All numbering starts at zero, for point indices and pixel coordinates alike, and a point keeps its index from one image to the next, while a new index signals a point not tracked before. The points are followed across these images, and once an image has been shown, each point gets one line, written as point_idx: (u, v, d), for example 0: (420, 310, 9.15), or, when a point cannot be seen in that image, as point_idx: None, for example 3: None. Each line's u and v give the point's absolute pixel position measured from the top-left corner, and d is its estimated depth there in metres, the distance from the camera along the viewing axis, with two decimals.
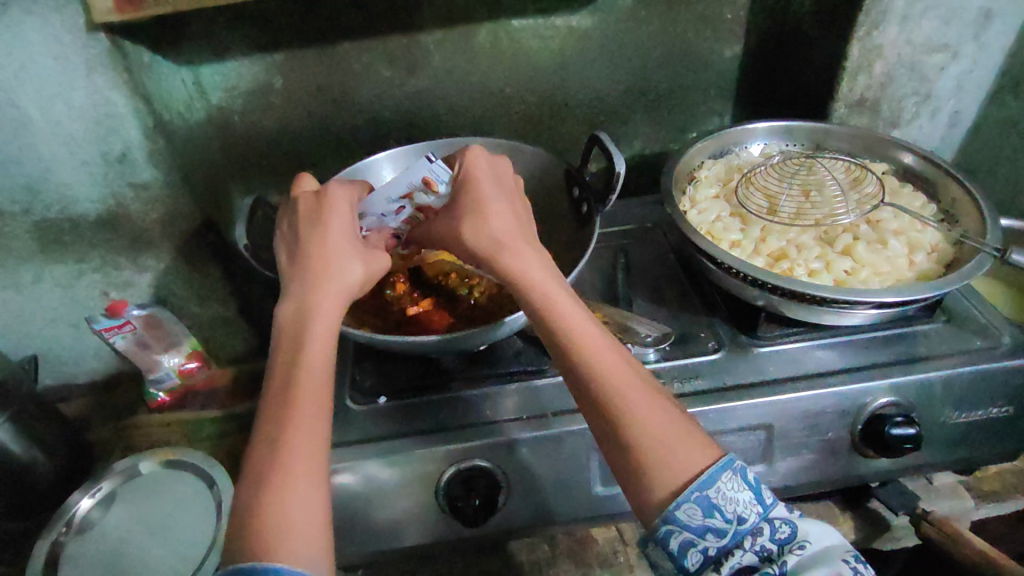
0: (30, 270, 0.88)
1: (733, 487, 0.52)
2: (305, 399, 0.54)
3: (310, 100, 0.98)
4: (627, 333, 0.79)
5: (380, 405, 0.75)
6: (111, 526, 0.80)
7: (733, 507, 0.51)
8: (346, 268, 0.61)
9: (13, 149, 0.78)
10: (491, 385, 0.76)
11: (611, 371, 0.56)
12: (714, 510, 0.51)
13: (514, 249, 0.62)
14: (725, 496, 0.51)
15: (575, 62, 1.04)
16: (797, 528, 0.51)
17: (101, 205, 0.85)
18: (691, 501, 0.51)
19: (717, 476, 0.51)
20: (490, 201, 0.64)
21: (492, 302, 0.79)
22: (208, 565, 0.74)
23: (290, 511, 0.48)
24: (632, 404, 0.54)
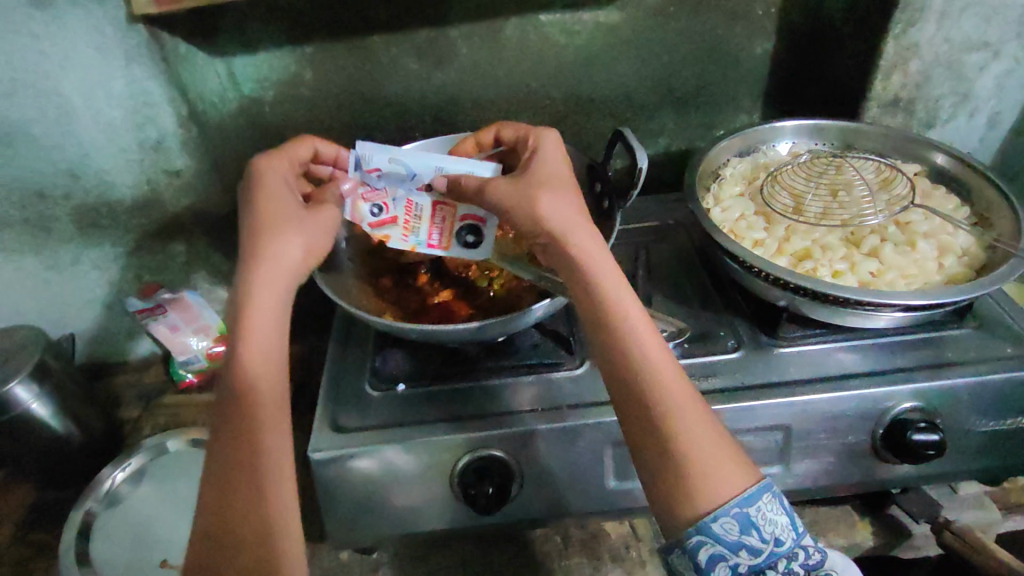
0: (69, 252, 0.92)
1: (772, 511, 0.55)
2: (252, 395, 0.58)
3: (339, 92, 1.00)
4: None
5: (398, 392, 0.76)
6: (139, 501, 0.83)
7: (771, 529, 0.54)
8: (285, 249, 0.61)
9: (56, 135, 0.81)
10: (508, 376, 0.77)
11: (665, 380, 0.58)
12: (751, 528, 0.54)
13: (588, 243, 0.63)
14: (764, 516, 0.54)
15: (603, 58, 1.04)
16: (825, 557, 0.55)
17: (136, 190, 0.88)
18: (730, 515, 0.54)
19: (757, 495, 0.55)
20: (567, 195, 0.65)
21: (511, 294, 0.80)
22: None
23: (252, 514, 0.54)
24: (683, 415, 0.57)
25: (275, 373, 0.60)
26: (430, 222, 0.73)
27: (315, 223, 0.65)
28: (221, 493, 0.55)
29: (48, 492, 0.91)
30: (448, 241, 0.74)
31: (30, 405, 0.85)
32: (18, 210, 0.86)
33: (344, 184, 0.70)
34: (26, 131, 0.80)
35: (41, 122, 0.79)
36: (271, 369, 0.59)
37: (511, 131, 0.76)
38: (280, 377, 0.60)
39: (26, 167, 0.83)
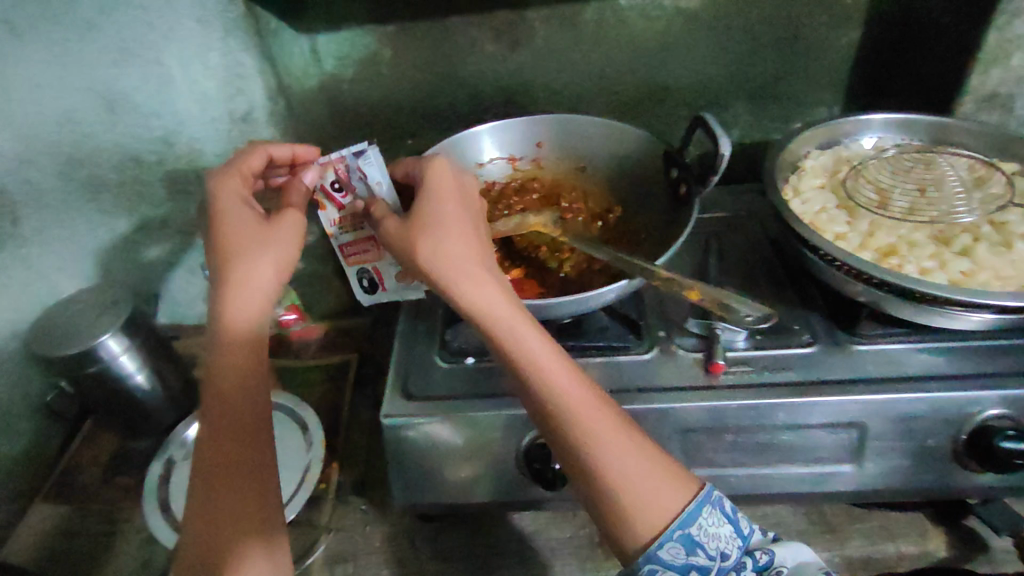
0: (159, 215, 0.97)
1: (714, 524, 0.56)
2: (219, 417, 0.61)
3: (416, 73, 1.01)
4: (727, 313, 0.72)
5: (466, 366, 0.78)
6: None
7: (715, 544, 0.56)
8: (253, 274, 0.63)
9: (155, 102, 0.85)
10: (575, 357, 0.77)
11: (581, 412, 0.58)
12: (696, 548, 0.55)
13: (478, 281, 0.62)
14: (706, 532, 0.56)
15: (679, 44, 1.02)
16: (774, 555, 0.57)
17: (223, 160, 0.91)
18: (674, 539, 0.55)
19: (697, 514, 0.56)
20: (454, 230, 0.64)
21: (582, 276, 0.81)
22: (300, 496, 0.83)
23: (226, 526, 0.58)
24: (609, 445, 0.57)
25: (241, 392, 0.62)
26: (355, 240, 0.79)
27: (282, 240, 0.65)
28: (197, 512, 0.58)
29: (131, 441, 0.98)
30: (351, 264, 0.81)
31: (118, 358, 0.90)
32: (116, 173, 0.91)
33: (309, 172, 0.73)
34: (128, 98, 0.84)
35: (142, 90, 0.84)
36: (240, 389, 0.62)
37: (400, 169, 0.75)
38: (247, 393, 0.62)
39: (125, 132, 0.87)
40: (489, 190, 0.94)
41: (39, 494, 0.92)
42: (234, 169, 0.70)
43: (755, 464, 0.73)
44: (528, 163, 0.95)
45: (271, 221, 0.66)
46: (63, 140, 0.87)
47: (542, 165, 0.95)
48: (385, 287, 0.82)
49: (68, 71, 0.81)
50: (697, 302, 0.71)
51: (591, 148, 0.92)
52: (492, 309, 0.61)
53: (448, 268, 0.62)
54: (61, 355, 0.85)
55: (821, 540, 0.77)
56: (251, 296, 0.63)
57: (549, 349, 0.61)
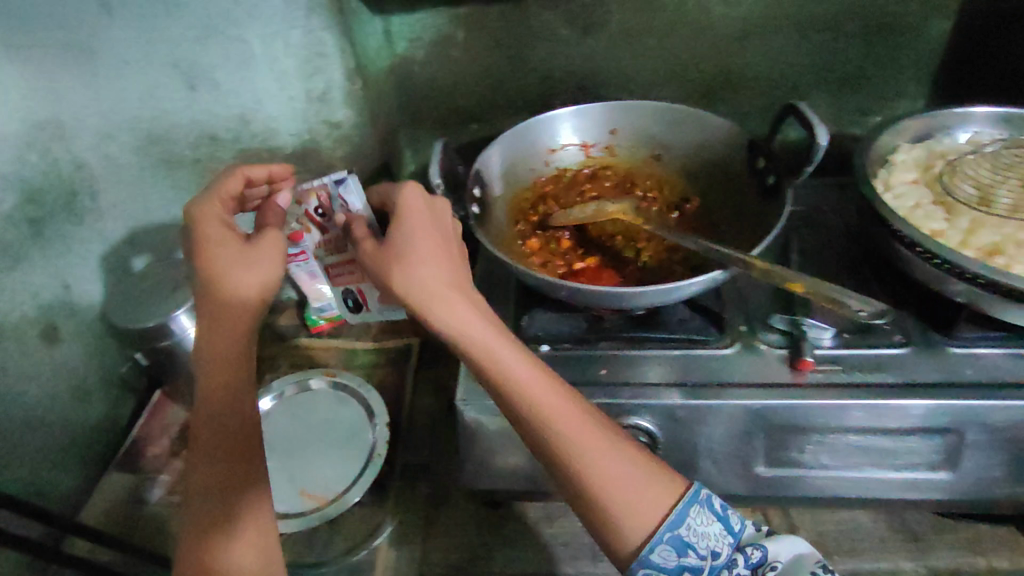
0: None
1: (703, 523, 0.55)
2: (209, 434, 0.62)
3: (487, 56, 1.00)
4: (837, 304, 0.65)
5: (541, 353, 0.76)
6: (285, 432, 0.91)
7: (705, 543, 0.55)
8: (236, 302, 0.63)
9: (234, 80, 0.85)
10: (653, 347, 0.75)
11: (561, 426, 0.57)
12: (687, 548, 0.54)
13: (452, 307, 0.61)
14: (696, 532, 0.54)
15: (760, 31, 0.98)
16: (767, 551, 0.55)
17: (297, 139, 0.91)
18: (665, 542, 0.54)
19: (685, 514, 0.55)
20: (426, 257, 0.63)
21: (661, 266, 0.79)
22: (365, 478, 0.84)
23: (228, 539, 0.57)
24: (590, 455, 0.56)
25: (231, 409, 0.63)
26: (340, 263, 0.94)
27: (262, 264, 0.65)
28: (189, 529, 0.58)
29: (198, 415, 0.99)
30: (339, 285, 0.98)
31: (187, 332, 0.92)
32: (192, 149, 0.92)
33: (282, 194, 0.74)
34: (209, 75, 0.84)
35: (223, 67, 0.83)
36: (227, 407, 0.63)
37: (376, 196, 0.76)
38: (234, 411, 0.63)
39: (204, 110, 0.88)
40: (560, 176, 0.92)
41: (112, 461, 0.93)
42: (213, 195, 0.69)
43: (838, 467, 0.70)
44: (601, 149, 0.92)
45: (253, 243, 0.67)
46: (143, 117, 0.88)
47: (615, 152, 0.92)
48: (367, 306, 1.00)
49: (153, 47, 0.82)
50: (801, 294, 0.65)
51: (668, 135, 0.89)
52: (466, 333, 0.60)
53: (421, 291, 0.61)
54: (138, 328, 0.87)
55: (906, 549, 0.74)
56: (235, 321, 0.64)
57: (526, 365, 0.59)
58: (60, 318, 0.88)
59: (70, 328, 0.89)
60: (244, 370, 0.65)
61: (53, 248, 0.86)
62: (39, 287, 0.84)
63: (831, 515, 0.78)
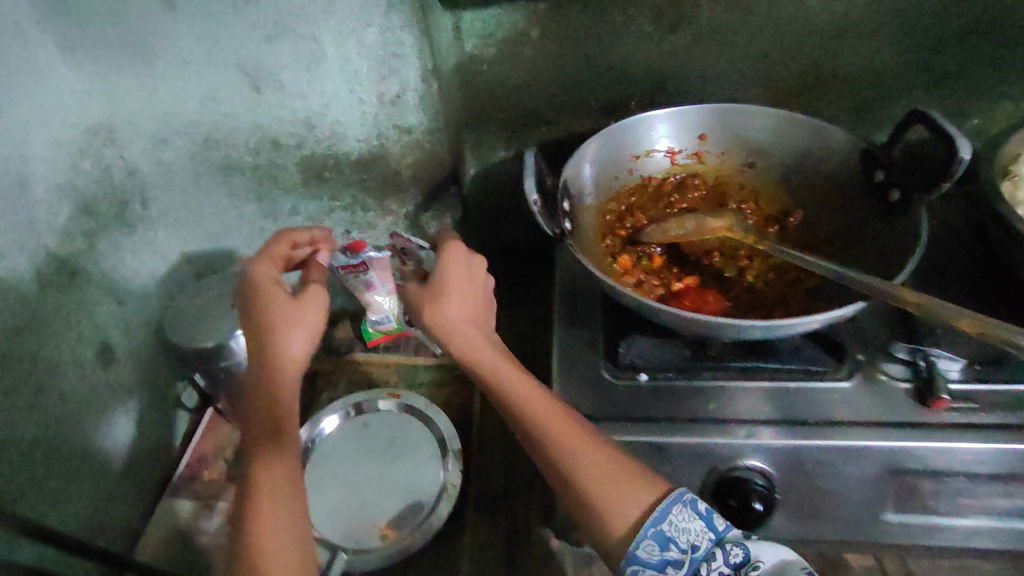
0: (289, 202, 0.92)
1: (684, 518, 0.53)
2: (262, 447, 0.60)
3: (563, 55, 0.93)
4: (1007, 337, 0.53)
5: (640, 384, 0.71)
6: (350, 455, 0.86)
7: (686, 537, 0.53)
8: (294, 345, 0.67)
9: (301, 83, 0.78)
10: (763, 379, 0.70)
11: (553, 430, 0.60)
12: (669, 542, 0.52)
13: (468, 337, 0.69)
14: (678, 527, 0.53)
15: (858, 30, 0.91)
16: (750, 550, 0.51)
17: (365, 144, 0.85)
18: (648, 537, 0.53)
19: (666, 510, 0.53)
20: (452, 294, 0.71)
21: (770, 288, 0.73)
22: (439, 511, 0.80)
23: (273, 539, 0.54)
24: (578, 455, 0.58)
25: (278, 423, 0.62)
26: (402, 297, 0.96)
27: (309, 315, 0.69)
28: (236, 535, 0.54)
29: None
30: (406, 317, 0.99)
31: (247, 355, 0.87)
32: (252, 156, 0.86)
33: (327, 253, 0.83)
34: (276, 77, 0.78)
35: (291, 68, 0.77)
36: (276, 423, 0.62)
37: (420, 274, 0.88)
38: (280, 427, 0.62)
39: (267, 114, 0.82)
40: (645, 185, 0.86)
41: (167, 488, 0.87)
42: (266, 257, 0.76)
43: (981, 516, 0.66)
44: (688, 156, 0.86)
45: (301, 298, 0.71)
46: (202, 121, 0.82)
47: (703, 159, 0.86)
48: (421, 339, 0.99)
49: (217, 46, 0.75)
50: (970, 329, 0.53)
51: (764, 141, 0.82)
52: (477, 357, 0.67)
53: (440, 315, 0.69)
54: (201, 348, 0.82)
55: None
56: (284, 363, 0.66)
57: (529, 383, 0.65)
58: (115, 337, 0.82)
59: (126, 347, 0.84)
60: (284, 394, 0.65)
61: (108, 262, 0.81)
62: (95, 305, 0.79)
63: (952, 561, 0.72)
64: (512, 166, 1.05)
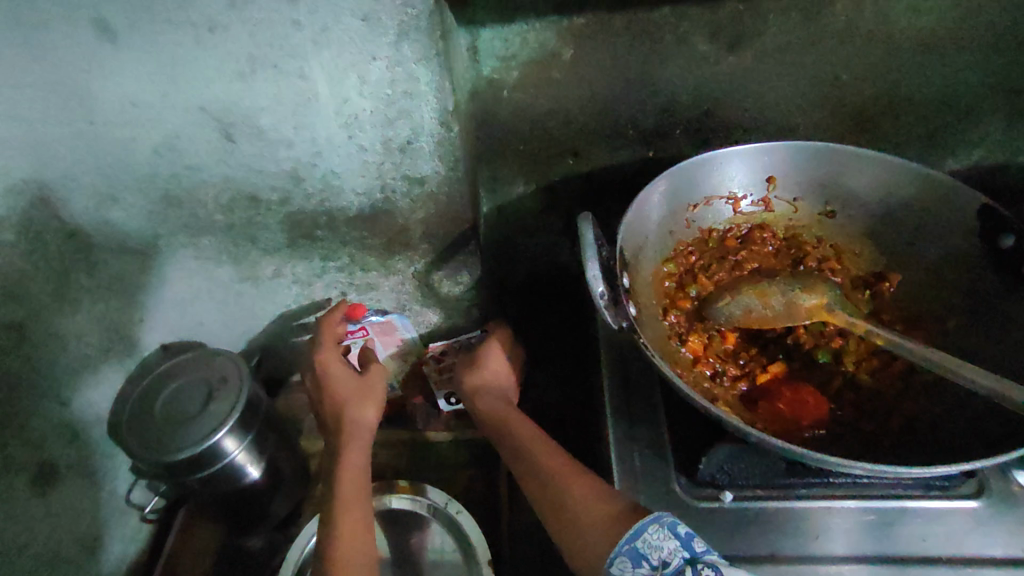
0: (271, 263, 0.76)
1: (661, 537, 0.47)
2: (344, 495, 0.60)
3: (599, 78, 0.78)
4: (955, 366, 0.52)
5: (725, 506, 0.58)
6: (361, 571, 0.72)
7: (658, 554, 0.46)
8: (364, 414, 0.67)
9: (286, 129, 0.62)
10: (876, 498, 0.57)
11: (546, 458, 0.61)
12: (642, 560, 0.46)
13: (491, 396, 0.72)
14: (652, 543, 0.47)
15: (944, 47, 0.78)
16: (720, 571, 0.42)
17: (366, 199, 0.69)
18: (624, 555, 0.48)
19: (644, 527, 0.48)
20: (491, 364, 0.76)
21: (876, 381, 0.59)
22: None
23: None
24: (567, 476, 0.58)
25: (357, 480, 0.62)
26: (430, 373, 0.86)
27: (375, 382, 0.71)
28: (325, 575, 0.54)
29: (236, 538, 0.80)
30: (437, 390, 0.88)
31: (235, 455, 0.71)
32: (224, 214, 0.70)
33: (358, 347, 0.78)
34: (252, 122, 0.61)
35: (273, 111, 0.60)
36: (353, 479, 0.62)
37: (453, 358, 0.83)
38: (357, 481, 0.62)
39: (242, 165, 0.65)
40: (703, 239, 0.72)
41: None
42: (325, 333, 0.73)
43: None
44: (755, 203, 0.72)
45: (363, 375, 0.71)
46: (159, 175, 0.66)
47: (772, 206, 0.72)
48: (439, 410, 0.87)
49: (175, 86, 0.58)
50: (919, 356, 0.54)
51: (849, 187, 0.68)
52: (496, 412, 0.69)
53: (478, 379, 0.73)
54: (165, 462, 0.66)
55: None
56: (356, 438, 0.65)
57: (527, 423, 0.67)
58: (57, 449, 0.66)
59: (71, 457, 0.68)
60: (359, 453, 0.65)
61: (46, 357, 0.65)
62: (29, 415, 0.63)
63: None
64: (533, 204, 0.90)
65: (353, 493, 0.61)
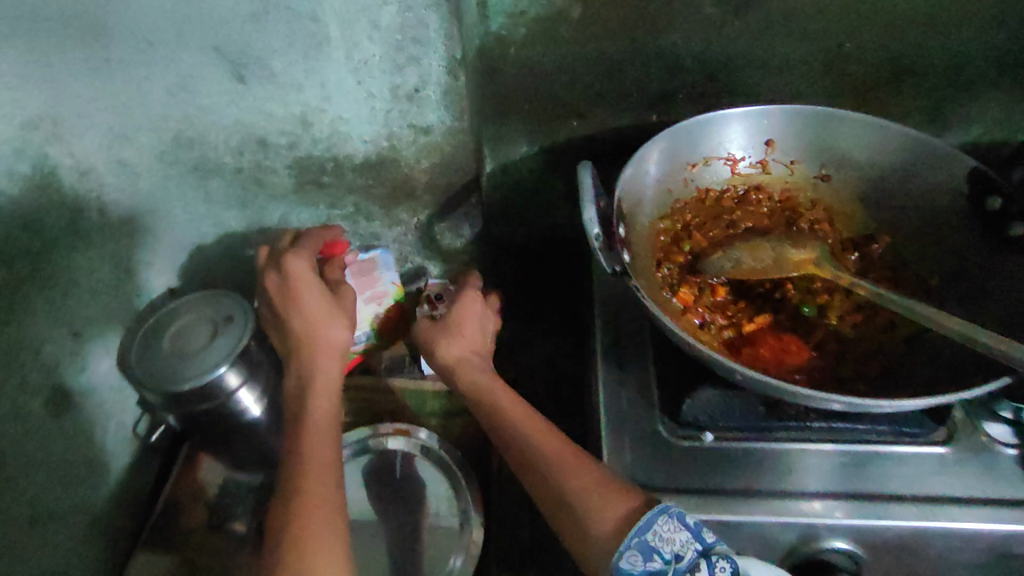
0: (278, 210, 0.78)
1: (670, 529, 0.48)
2: (317, 430, 0.59)
3: (605, 38, 0.79)
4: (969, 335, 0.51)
5: (705, 444, 0.60)
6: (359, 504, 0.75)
7: (670, 547, 0.47)
8: (335, 339, 0.65)
9: (297, 72, 0.63)
10: (849, 438, 0.60)
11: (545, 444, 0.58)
12: (653, 552, 0.47)
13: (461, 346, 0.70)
14: (663, 538, 0.47)
15: (949, 18, 0.79)
16: (737, 565, 0.45)
17: (372, 147, 0.71)
18: (631, 546, 0.47)
19: (652, 518, 0.48)
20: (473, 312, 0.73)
21: (858, 333, 0.62)
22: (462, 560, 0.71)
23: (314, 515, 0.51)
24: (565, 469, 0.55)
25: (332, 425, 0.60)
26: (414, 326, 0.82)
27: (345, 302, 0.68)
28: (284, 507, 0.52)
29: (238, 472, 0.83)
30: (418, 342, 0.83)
31: (237, 390, 0.73)
32: (234, 156, 0.71)
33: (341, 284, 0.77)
34: (264, 64, 0.63)
35: (285, 54, 0.62)
36: (324, 414, 0.60)
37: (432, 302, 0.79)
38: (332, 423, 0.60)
39: (254, 107, 0.67)
40: (701, 198, 0.73)
41: (139, 540, 0.77)
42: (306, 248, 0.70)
43: None
44: (751, 165, 0.73)
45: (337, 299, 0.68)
46: (173, 115, 0.67)
47: (769, 168, 0.73)
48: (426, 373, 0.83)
49: (190, 25, 0.60)
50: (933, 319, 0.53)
51: (844, 151, 0.70)
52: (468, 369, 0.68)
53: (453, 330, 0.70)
54: (168, 391, 0.69)
55: None
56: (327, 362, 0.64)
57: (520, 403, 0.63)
58: (69, 374, 0.69)
59: (82, 385, 0.71)
60: (330, 384, 0.63)
61: (59, 288, 0.67)
62: (42, 341, 0.65)
63: None
64: (536, 165, 0.92)
65: (325, 427, 0.59)
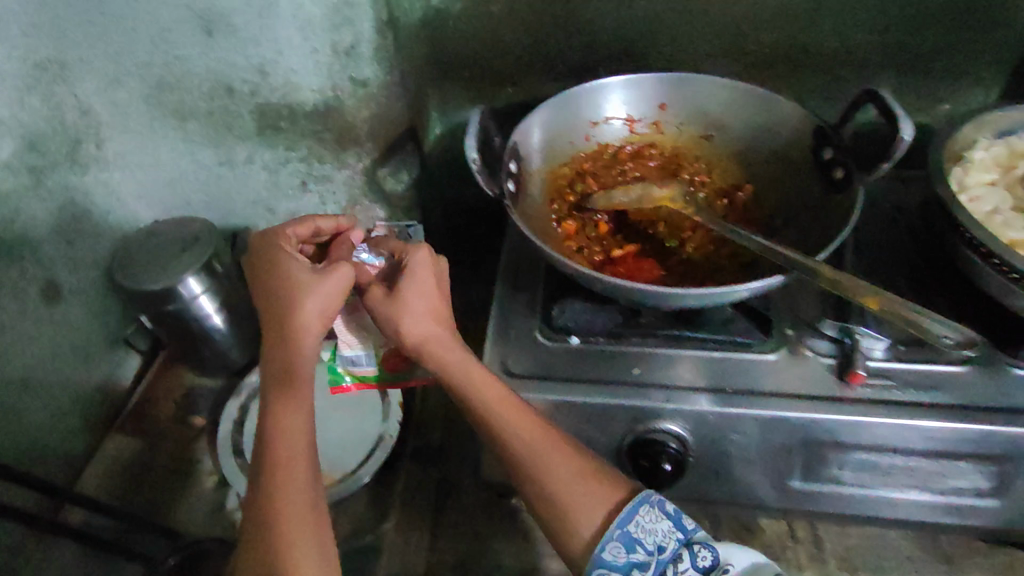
0: (244, 151, 0.91)
1: (652, 518, 0.57)
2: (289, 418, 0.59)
3: (529, 13, 0.91)
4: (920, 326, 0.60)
5: (571, 346, 0.72)
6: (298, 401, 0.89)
7: (651, 538, 0.56)
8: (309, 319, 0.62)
9: (253, 27, 0.77)
10: (692, 346, 0.71)
11: (524, 447, 0.62)
12: (634, 544, 0.56)
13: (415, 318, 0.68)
14: (644, 529, 0.56)
15: (833, 3, 0.89)
16: (716, 553, 0.54)
17: (320, 96, 0.84)
18: (615, 539, 0.56)
19: (634, 512, 0.57)
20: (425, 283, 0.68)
21: (708, 262, 0.73)
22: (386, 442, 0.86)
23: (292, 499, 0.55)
24: (545, 471, 0.61)
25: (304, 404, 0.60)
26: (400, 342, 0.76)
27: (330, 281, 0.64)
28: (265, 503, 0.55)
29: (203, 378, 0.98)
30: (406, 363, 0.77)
31: (195, 299, 0.87)
32: (205, 101, 0.85)
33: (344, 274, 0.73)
34: (227, 20, 0.77)
35: (243, 12, 0.76)
36: (292, 408, 0.59)
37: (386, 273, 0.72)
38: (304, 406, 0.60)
39: (220, 58, 0.81)
40: (601, 152, 0.85)
41: (115, 424, 0.92)
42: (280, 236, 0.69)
43: (878, 487, 0.70)
44: (647, 125, 0.84)
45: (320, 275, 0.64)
46: (154, 63, 0.81)
47: (662, 129, 0.84)
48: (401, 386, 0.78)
49: None
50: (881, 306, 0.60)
51: (722, 113, 0.81)
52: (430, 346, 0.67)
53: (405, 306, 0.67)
54: (135, 290, 0.83)
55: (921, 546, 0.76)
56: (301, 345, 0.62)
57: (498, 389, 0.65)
58: (61, 273, 0.85)
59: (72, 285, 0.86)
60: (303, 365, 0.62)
61: (55, 201, 0.83)
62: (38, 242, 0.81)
63: (846, 524, 0.78)
64: None
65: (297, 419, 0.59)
